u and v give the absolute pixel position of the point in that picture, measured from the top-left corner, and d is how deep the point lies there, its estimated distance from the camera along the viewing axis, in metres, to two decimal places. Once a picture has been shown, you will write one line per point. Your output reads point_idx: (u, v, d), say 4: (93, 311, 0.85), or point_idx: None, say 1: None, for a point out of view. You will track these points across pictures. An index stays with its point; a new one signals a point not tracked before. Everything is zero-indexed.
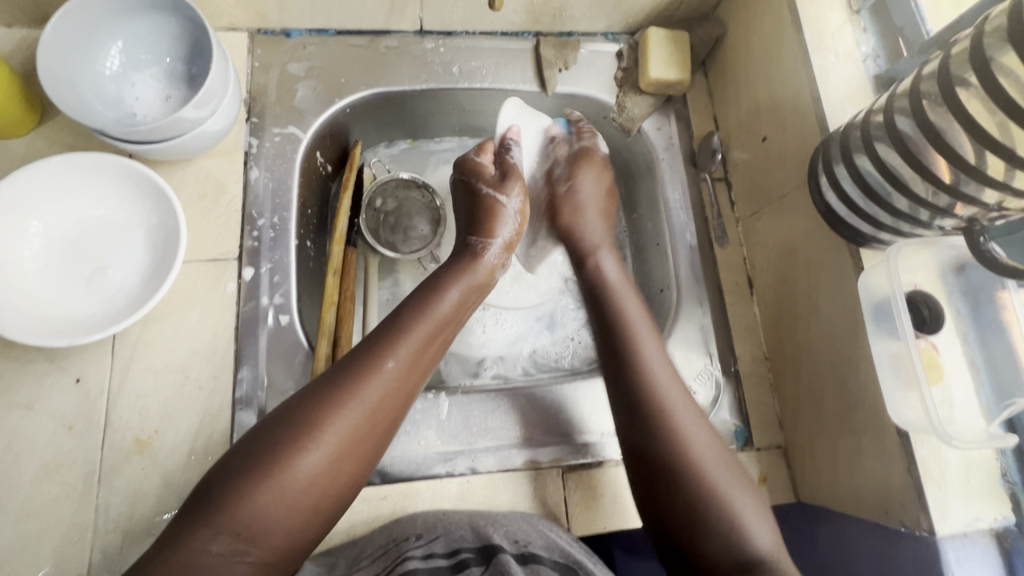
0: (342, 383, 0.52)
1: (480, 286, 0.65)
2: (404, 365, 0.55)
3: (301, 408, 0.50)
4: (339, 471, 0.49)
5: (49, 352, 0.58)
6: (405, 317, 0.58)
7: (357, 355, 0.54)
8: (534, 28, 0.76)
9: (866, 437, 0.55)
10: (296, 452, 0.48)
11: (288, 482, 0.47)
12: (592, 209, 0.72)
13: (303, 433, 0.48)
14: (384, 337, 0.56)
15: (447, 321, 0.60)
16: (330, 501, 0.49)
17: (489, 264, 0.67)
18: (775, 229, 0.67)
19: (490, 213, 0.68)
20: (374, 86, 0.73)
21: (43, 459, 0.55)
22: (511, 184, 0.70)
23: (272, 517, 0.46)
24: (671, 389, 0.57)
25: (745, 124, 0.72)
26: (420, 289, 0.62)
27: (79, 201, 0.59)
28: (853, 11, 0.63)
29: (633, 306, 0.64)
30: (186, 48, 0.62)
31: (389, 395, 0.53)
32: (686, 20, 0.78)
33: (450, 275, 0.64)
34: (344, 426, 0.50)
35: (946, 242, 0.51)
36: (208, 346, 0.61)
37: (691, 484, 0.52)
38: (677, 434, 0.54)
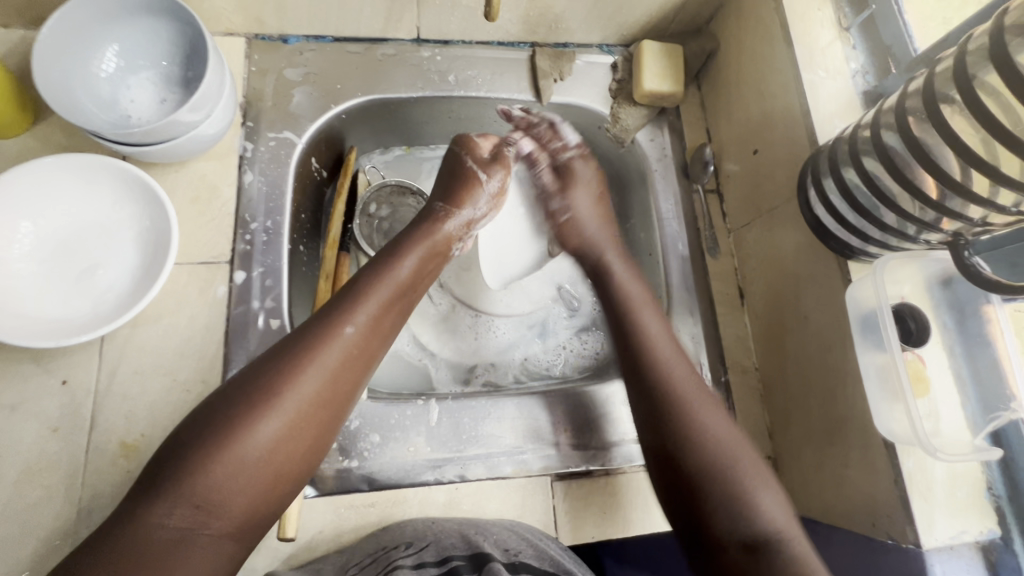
0: (296, 350, 0.51)
1: (439, 252, 0.65)
2: (360, 330, 0.54)
3: (255, 378, 0.49)
4: (300, 439, 0.49)
5: (35, 354, 0.57)
6: (365, 278, 0.57)
7: (313, 324, 0.53)
8: (530, 38, 0.77)
9: (853, 449, 0.55)
10: (251, 421, 0.47)
11: (247, 448, 0.46)
12: (590, 214, 0.72)
13: (260, 400, 0.48)
14: (341, 302, 0.55)
15: (406, 286, 0.60)
16: (293, 470, 0.49)
17: (450, 232, 0.66)
18: (767, 240, 0.67)
19: (467, 187, 0.69)
20: (370, 93, 0.73)
21: (26, 461, 0.54)
22: (496, 171, 0.71)
23: (232, 486, 0.46)
24: (688, 381, 0.57)
25: (737, 136, 0.73)
26: (376, 258, 0.61)
27: (70, 201, 0.59)
28: (843, 28, 0.64)
29: (638, 293, 0.65)
30: (181, 50, 0.62)
31: (346, 361, 0.52)
32: (679, 34, 0.79)
33: (410, 240, 0.63)
34: (301, 392, 0.49)
35: (932, 256, 0.52)
36: (198, 349, 0.60)
37: (697, 464, 0.52)
38: (698, 429, 0.53)
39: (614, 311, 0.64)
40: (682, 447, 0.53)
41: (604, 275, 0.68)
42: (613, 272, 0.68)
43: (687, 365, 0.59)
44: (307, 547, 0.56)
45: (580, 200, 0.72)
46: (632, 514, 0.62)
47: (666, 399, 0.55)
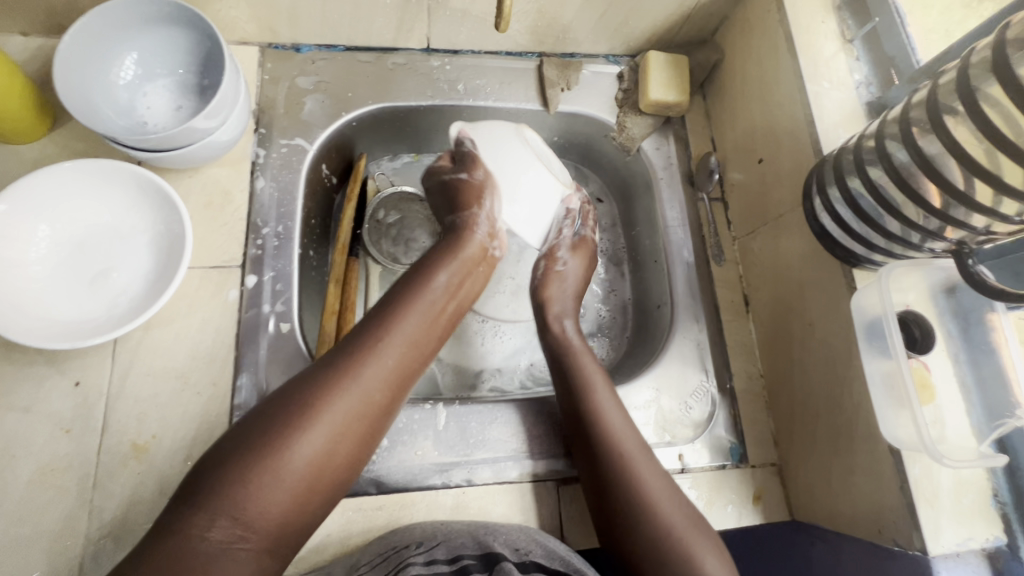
0: (337, 365, 0.52)
1: (474, 262, 0.64)
2: (399, 346, 0.55)
3: (294, 393, 0.50)
4: (338, 454, 0.50)
5: (50, 355, 0.58)
6: (403, 294, 0.58)
7: (352, 339, 0.54)
8: (537, 48, 0.79)
9: (858, 456, 0.56)
10: (294, 435, 0.48)
11: (285, 462, 0.47)
12: (572, 283, 0.71)
13: (302, 414, 0.49)
14: (381, 318, 0.56)
15: (442, 300, 0.60)
16: (329, 484, 0.50)
17: (480, 240, 0.65)
18: (772, 248, 0.68)
19: (466, 190, 0.67)
20: (380, 101, 0.74)
21: (39, 461, 0.55)
22: (478, 167, 0.68)
23: (271, 500, 0.46)
24: (637, 455, 0.57)
25: (742, 146, 0.73)
26: (410, 273, 0.61)
27: (87, 205, 0.60)
28: (846, 40, 0.65)
29: (590, 364, 0.64)
30: (198, 59, 0.63)
31: (384, 378, 0.53)
32: (684, 45, 0.80)
33: (440, 256, 0.63)
34: (341, 407, 0.50)
35: (936, 263, 0.52)
36: (209, 352, 0.61)
37: (643, 530, 0.52)
38: (647, 496, 0.54)
39: (562, 377, 0.64)
40: (631, 514, 0.53)
41: (564, 351, 0.66)
42: (572, 348, 0.66)
43: (636, 435, 0.58)
44: (314, 550, 0.56)
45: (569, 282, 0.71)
46: None
47: (616, 468, 0.55)
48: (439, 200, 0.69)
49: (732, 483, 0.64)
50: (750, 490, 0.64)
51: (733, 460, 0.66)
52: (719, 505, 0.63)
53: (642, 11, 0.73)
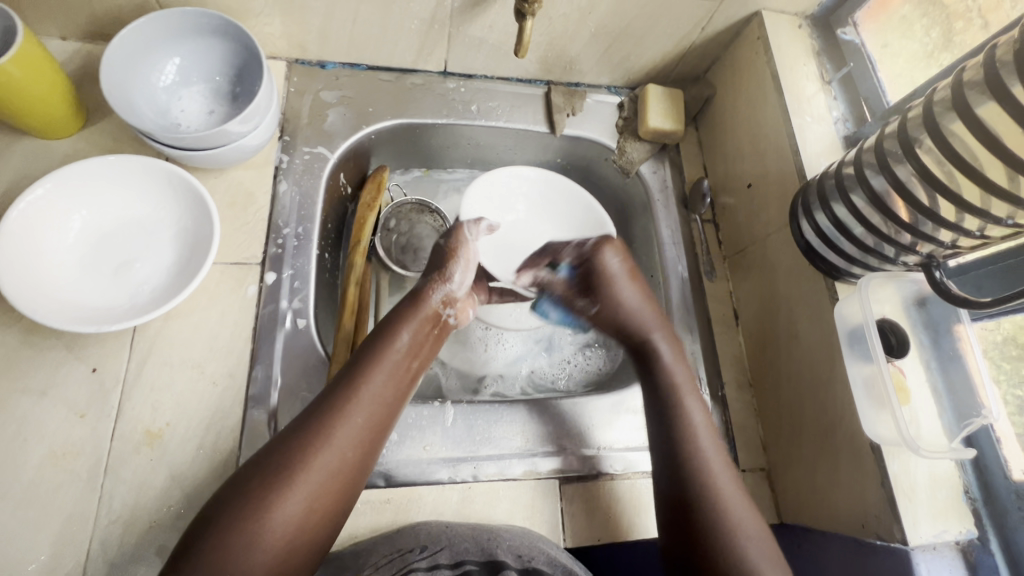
0: (309, 428, 0.53)
1: (434, 319, 0.65)
2: (368, 403, 0.55)
3: (267, 460, 0.51)
4: (317, 512, 0.50)
5: (67, 341, 0.59)
6: (370, 350, 0.59)
7: (323, 399, 0.55)
8: (546, 77, 0.85)
9: (843, 457, 0.59)
10: (271, 501, 0.49)
11: (267, 524, 0.48)
12: (634, 297, 0.70)
13: (276, 483, 0.49)
14: (351, 375, 0.57)
15: (405, 357, 0.60)
16: (311, 544, 0.50)
17: (435, 304, 0.65)
18: (761, 266, 0.74)
19: (445, 258, 0.68)
20: (398, 117, 0.79)
21: (52, 445, 0.56)
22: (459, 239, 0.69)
23: (257, 562, 0.47)
24: (722, 473, 0.58)
25: (731, 173, 0.80)
26: (374, 333, 0.62)
27: (115, 199, 0.62)
28: (825, 82, 0.73)
29: (696, 409, 0.62)
30: (233, 68, 0.67)
31: (359, 439, 0.54)
32: (680, 80, 0.88)
33: (398, 317, 0.62)
34: (316, 471, 0.51)
35: (910, 277, 0.58)
36: (226, 344, 0.63)
37: (711, 531, 0.54)
38: (719, 507, 0.55)
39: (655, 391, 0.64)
40: (703, 510, 0.55)
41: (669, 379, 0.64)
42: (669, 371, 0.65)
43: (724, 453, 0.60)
44: None
45: (622, 290, 0.70)
46: (637, 519, 0.65)
47: (693, 472, 0.57)
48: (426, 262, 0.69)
49: None
50: None
51: None
52: None
53: (643, 47, 0.80)
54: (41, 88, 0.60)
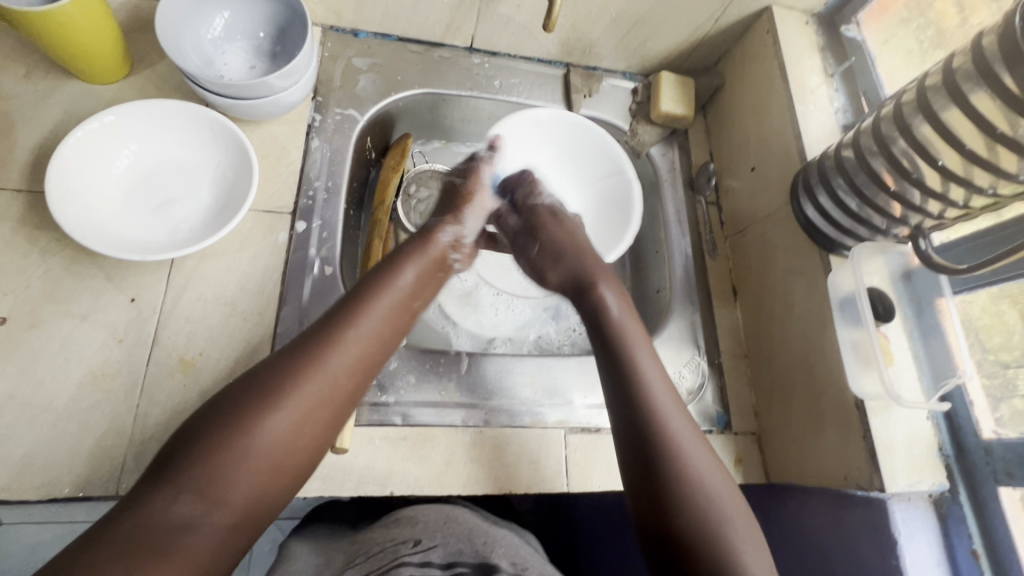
0: (302, 355, 0.50)
1: (439, 261, 0.65)
2: (363, 336, 0.53)
3: (259, 376, 0.49)
4: (305, 435, 0.48)
5: (108, 272, 0.62)
6: (369, 285, 0.57)
7: (316, 329, 0.52)
8: (565, 59, 0.90)
9: (829, 417, 0.64)
10: (259, 415, 0.46)
11: (249, 447, 0.45)
12: (585, 238, 0.73)
13: (267, 399, 0.47)
14: (346, 307, 0.55)
15: (406, 295, 0.59)
16: (297, 466, 0.48)
17: (443, 243, 0.66)
18: (761, 244, 0.78)
19: (462, 201, 0.74)
20: (425, 87, 0.83)
21: (91, 365, 0.59)
22: (477, 178, 0.76)
23: (240, 478, 0.44)
24: (690, 438, 0.52)
25: (736, 158, 0.85)
26: (381, 264, 0.61)
27: (159, 143, 0.65)
28: (828, 74, 0.78)
29: (645, 353, 0.58)
30: (276, 27, 0.71)
31: (354, 364, 0.52)
32: (691, 70, 0.93)
33: (408, 252, 0.62)
34: (307, 392, 0.48)
35: (896, 249, 0.64)
36: (257, 284, 0.66)
37: (676, 493, 0.49)
38: (686, 457, 0.51)
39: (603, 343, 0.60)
40: (666, 474, 0.50)
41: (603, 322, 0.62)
42: (615, 325, 0.61)
43: (686, 414, 0.54)
44: (342, 469, 0.61)
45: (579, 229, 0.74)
46: None
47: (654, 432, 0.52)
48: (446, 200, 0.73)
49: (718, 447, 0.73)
50: (732, 454, 0.73)
51: (718, 427, 0.74)
52: None
53: (659, 35, 0.85)
54: (95, 36, 0.63)
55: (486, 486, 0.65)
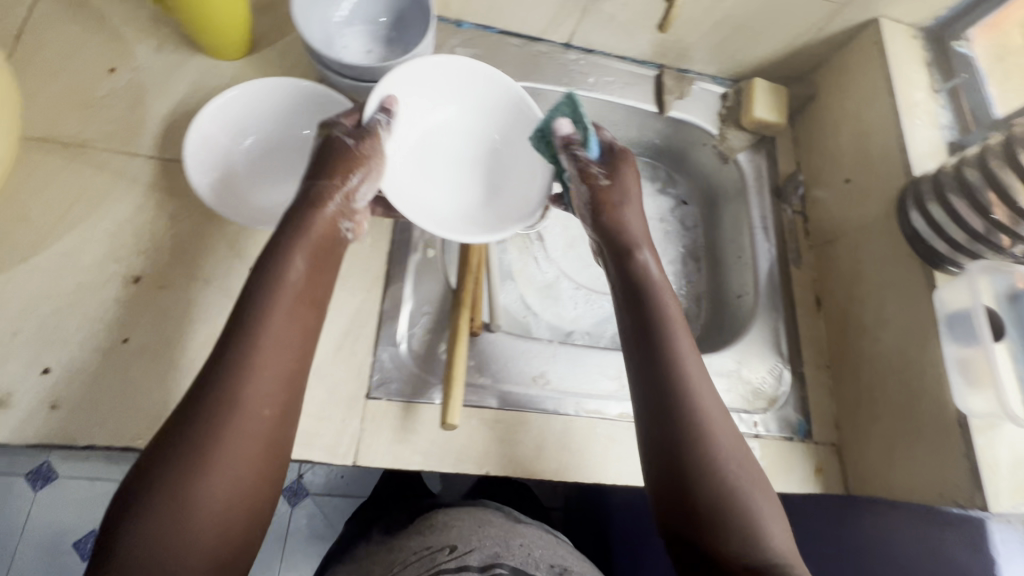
0: (205, 409, 0.42)
1: (330, 230, 0.52)
2: (275, 351, 0.45)
3: (167, 444, 0.41)
4: (250, 485, 0.42)
5: (229, 240, 0.65)
6: (258, 298, 0.46)
7: (215, 371, 0.43)
8: (659, 60, 0.90)
9: (925, 432, 0.64)
10: (185, 484, 0.40)
11: (180, 526, 0.39)
12: (635, 200, 0.62)
13: (183, 465, 0.40)
14: (239, 330, 0.45)
15: (305, 288, 0.49)
16: (250, 517, 0.43)
17: (331, 213, 0.53)
18: (851, 255, 0.78)
19: (344, 158, 0.55)
20: (524, 80, 0.85)
21: (213, 329, 0.62)
22: (371, 142, 0.57)
23: (187, 554, 0.39)
24: (722, 431, 0.50)
25: (828, 168, 0.85)
26: (264, 256, 0.49)
27: (278, 118, 0.68)
28: (934, 90, 0.77)
29: (682, 333, 0.53)
30: (395, 16, 0.73)
31: (271, 392, 0.44)
32: (783, 78, 0.92)
33: (293, 234, 0.50)
34: (224, 442, 0.41)
35: (1010, 269, 0.62)
36: (365, 262, 0.68)
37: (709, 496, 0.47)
38: (719, 462, 0.48)
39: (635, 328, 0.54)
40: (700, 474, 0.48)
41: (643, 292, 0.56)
42: (652, 295, 0.55)
43: (718, 401, 0.51)
44: (442, 445, 0.63)
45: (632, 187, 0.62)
46: None
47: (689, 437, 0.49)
48: (323, 153, 0.55)
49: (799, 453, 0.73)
50: (812, 463, 0.73)
51: (799, 435, 0.75)
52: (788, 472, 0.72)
53: (758, 42, 0.85)
54: (230, 23, 0.66)
55: (576, 474, 0.66)
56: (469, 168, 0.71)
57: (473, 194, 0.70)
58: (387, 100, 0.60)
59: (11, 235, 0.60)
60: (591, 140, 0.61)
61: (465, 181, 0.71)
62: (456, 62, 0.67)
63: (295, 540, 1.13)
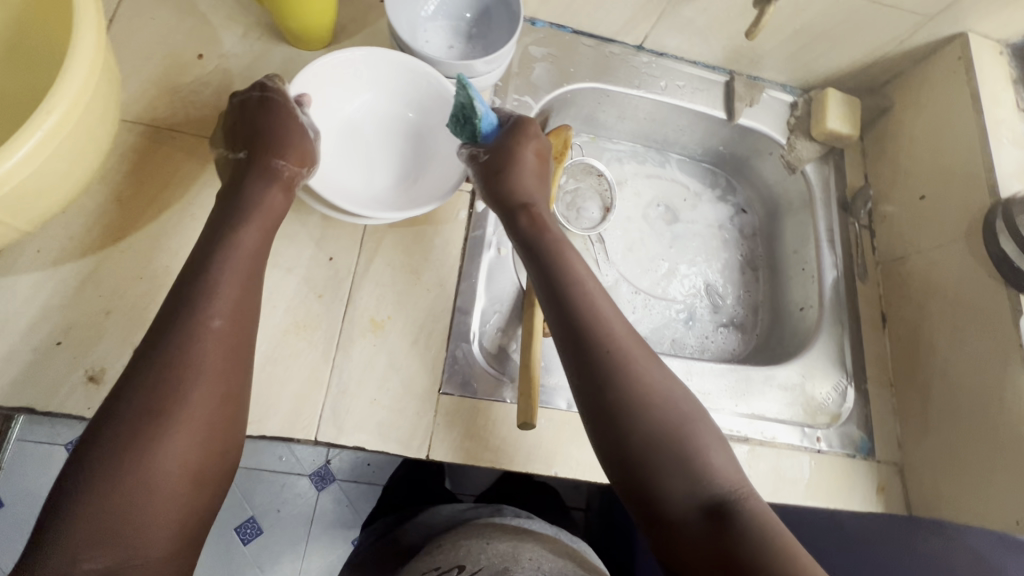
0: (154, 378, 0.45)
1: (264, 200, 0.56)
2: (225, 324, 0.49)
3: (122, 412, 0.44)
4: (206, 451, 0.46)
5: (310, 230, 0.66)
6: (205, 274, 0.50)
7: (160, 351, 0.46)
8: (730, 66, 0.89)
9: (1002, 456, 0.64)
10: (146, 449, 0.43)
11: (138, 484, 0.42)
12: (531, 165, 0.62)
13: (137, 432, 0.43)
14: (181, 310, 0.48)
15: (254, 261, 0.53)
16: (205, 481, 0.46)
17: (270, 187, 0.57)
18: (923, 274, 0.77)
19: (272, 135, 0.58)
20: (595, 81, 0.84)
21: (294, 317, 0.63)
22: (288, 123, 0.59)
23: (146, 513, 0.43)
24: (656, 390, 0.50)
25: (901, 183, 0.83)
26: (211, 231, 0.53)
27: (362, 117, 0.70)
28: (1021, 109, 0.76)
29: (601, 298, 0.53)
30: (481, 14, 0.73)
31: (223, 367, 0.48)
32: (855, 88, 0.90)
33: (239, 211, 0.54)
34: (183, 410, 0.45)
35: None
36: (439, 257, 0.68)
37: (670, 458, 0.47)
38: (665, 422, 0.48)
39: (553, 305, 0.54)
40: (650, 442, 0.48)
41: (559, 259, 0.56)
42: (568, 263, 0.55)
43: (650, 359, 0.52)
44: (512, 444, 0.64)
45: (529, 154, 0.62)
46: (781, 485, 0.69)
47: (624, 406, 0.48)
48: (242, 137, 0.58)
49: (861, 471, 0.73)
50: (875, 481, 0.73)
51: (862, 453, 0.74)
52: (851, 491, 0.71)
53: (836, 52, 0.83)
54: (317, 17, 0.66)
55: None
56: (394, 147, 0.70)
57: (393, 173, 0.70)
58: (299, 96, 0.62)
59: (102, 217, 0.61)
60: (481, 120, 0.62)
61: (395, 161, 0.70)
62: (378, 52, 0.65)
63: (321, 524, 1.15)
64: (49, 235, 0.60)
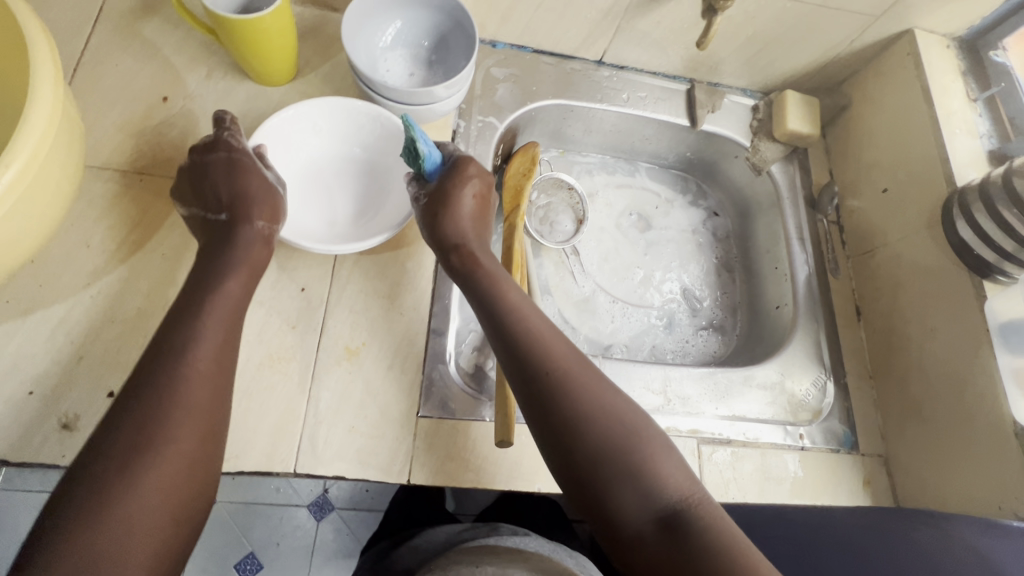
0: (136, 412, 0.46)
1: (245, 251, 0.57)
2: (208, 359, 0.50)
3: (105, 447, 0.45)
4: (186, 484, 0.46)
5: (281, 262, 0.67)
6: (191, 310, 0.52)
7: (142, 384, 0.47)
8: (689, 75, 0.91)
9: (979, 442, 0.65)
10: (125, 483, 0.43)
11: (118, 516, 0.42)
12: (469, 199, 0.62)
13: (120, 465, 0.44)
14: (169, 344, 0.49)
15: (241, 299, 0.55)
16: (183, 517, 0.46)
17: (247, 236, 0.58)
18: (890, 266, 0.78)
19: (240, 185, 0.59)
20: (559, 98, 0.86)
21: (269, 349, 0.63)
22: (249, 172, 0.60)
23: (121, 549, 0.42)
24: (607, 414, 0.50)
25: (864, 177, 0.85)
26: (197, 278, 0.55)
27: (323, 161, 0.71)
28: (971, 100, 0.78)
29: (547, 327, 0.54)
30: (439, 40, 0.74)
31: (207, 401, 0.49)
32: (814, 89, 0.93)
33: (225, 261, 0.56)
34: (163, 443, 0.46)
35: None
36: (411, 280, 0.69)
37: (624, 477, 0.48)
38: (618, 444, 0.49)
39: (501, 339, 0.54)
40: (602, 466, 0.48)
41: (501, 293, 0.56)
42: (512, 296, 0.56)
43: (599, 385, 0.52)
44: (494, 462, 0.64)
45: (467, 187, 0.62)
46: (767, 485, 0.70)
47: (574, 433, 0.49)
48: (201, 187, 0.59)
49: (847, 466, 0.73)
50: (861, 474, 0.73)
51: (846, 447, 0.74)
52: (838, 486, 0.71)
53: (791, 55, 0.85)
54: (274, 54, 0.67)
55: None
56: (357, 186, 0.72)
57: (348, 207, 0.71)
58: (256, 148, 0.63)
59: (74, 263, 0.62)
60: (426, 165, 0.62)
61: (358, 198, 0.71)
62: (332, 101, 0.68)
63: (321, 555, 1.13)
64: (21, 285, 0.60)
